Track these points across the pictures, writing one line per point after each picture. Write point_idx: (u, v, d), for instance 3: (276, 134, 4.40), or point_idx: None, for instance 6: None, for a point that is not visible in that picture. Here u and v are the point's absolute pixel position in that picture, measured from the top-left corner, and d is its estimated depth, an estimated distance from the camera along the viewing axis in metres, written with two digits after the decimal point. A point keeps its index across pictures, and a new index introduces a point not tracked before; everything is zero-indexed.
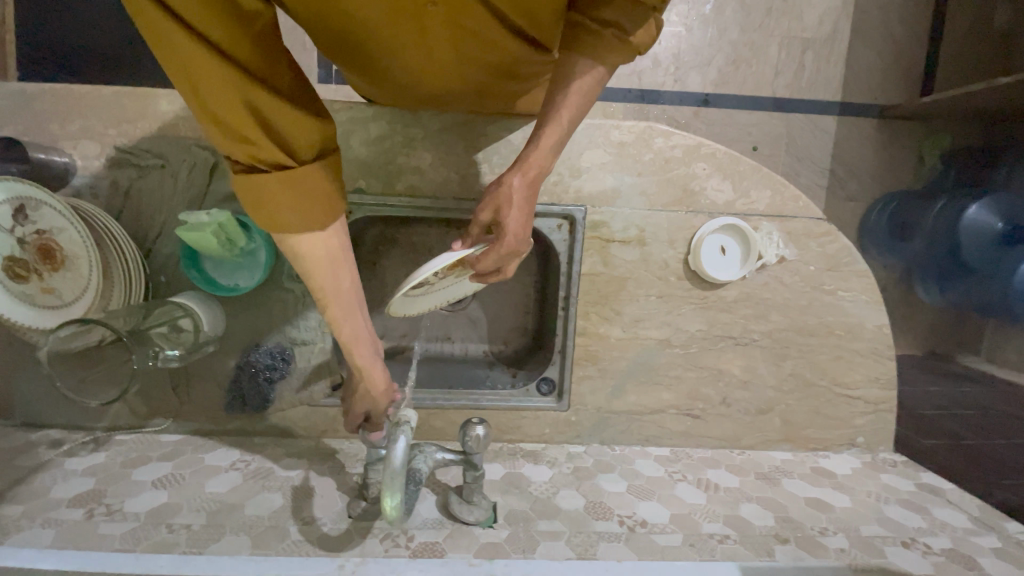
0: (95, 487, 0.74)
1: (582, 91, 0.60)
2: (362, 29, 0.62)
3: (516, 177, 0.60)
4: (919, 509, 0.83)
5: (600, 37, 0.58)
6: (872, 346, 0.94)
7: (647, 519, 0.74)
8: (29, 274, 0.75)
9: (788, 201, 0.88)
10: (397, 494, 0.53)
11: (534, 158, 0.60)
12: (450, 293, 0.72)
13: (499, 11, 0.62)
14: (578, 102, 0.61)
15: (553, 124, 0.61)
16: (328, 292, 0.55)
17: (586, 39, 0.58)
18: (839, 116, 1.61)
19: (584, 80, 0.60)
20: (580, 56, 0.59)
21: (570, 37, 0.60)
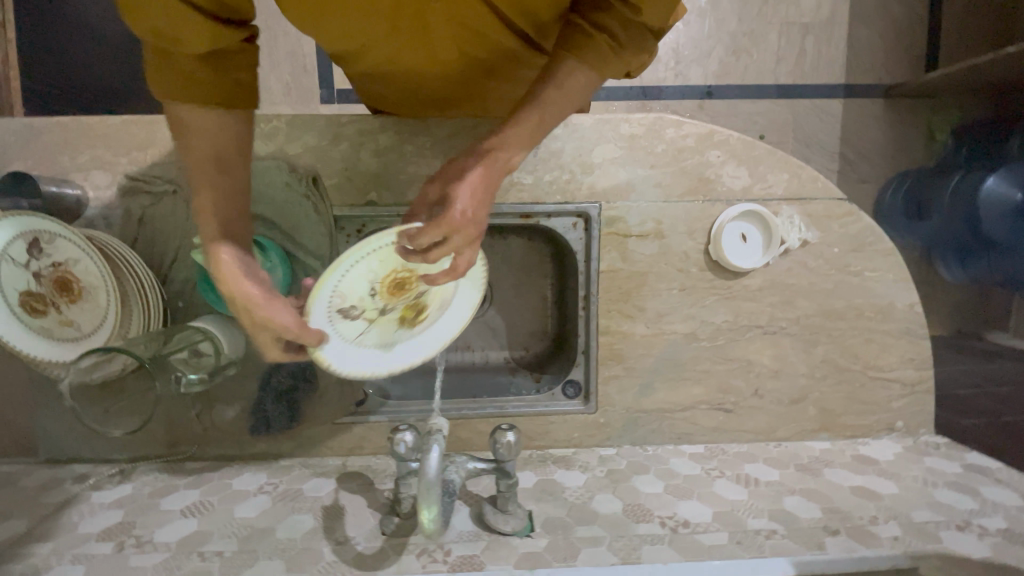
0: (123, 519, 0.73)
1: (570, 92, 0.54)
2: (365, 31, 0.62)
3: (473, 161, 0.51)
4: (969, 490, 0.80)
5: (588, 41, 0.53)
6: (905, 326, 0.91)
7: (689, 519, 0.72)
8: (47, 307, 0.74)
9: (806, 184, 0.86)
10: (434, 506, 0.51)
11: (505, 138, 0.52)
12: (382, 334, 0.65)
13: (503, 13, 0.62)
14: (560, 101, 0.54)
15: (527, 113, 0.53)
16: (203, 180, 0.59)
17: (580, 39, 0.53)
18: (844, 98, 1.59)
19: (572, 84, 0.54)
20: (570, 57, 0.53)
21: (564, 38, 0.54)
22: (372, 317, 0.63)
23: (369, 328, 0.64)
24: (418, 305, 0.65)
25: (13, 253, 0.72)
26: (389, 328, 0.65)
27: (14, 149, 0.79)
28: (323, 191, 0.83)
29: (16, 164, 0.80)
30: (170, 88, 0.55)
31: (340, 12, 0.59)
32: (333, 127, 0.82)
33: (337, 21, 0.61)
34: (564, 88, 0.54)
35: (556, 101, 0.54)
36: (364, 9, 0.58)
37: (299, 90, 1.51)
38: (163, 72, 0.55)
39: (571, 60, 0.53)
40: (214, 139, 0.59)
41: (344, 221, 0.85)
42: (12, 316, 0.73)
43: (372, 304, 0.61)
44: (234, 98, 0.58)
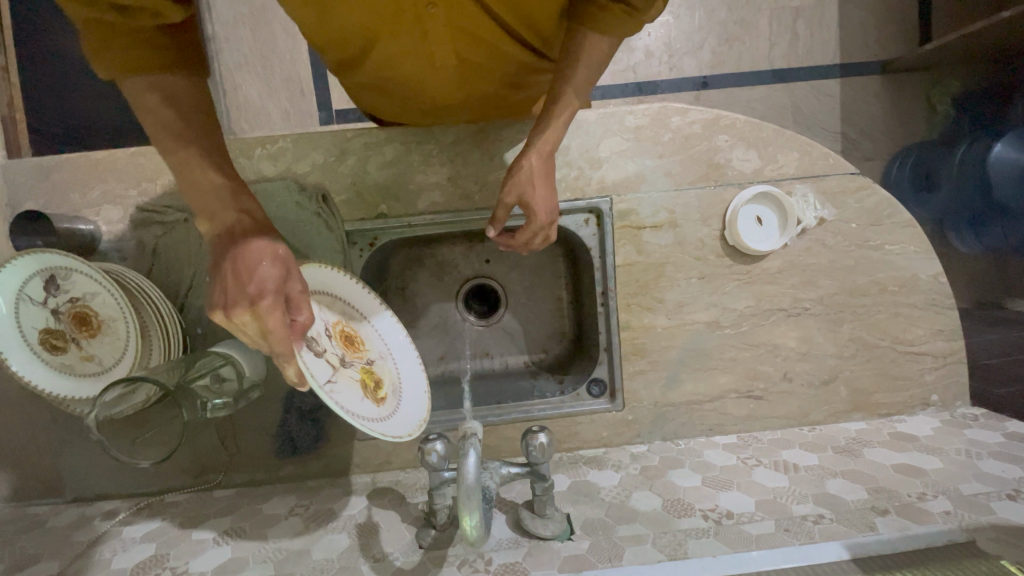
0: (156, 552, 0.72)
1: (592, 62, 0.63)
2: (367, 37, 0.63)
3: (534, 155, 0.65)
4: (1016, 459, 0.77)
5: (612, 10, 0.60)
6: (931, 298, 0.89)
7: (732, 510, 0.70)
8: (68, 343, 0.74)
9: (818, 161, 0.85)
10: (476, 512, 0.50)
11: (548, 135, 0.65)
12: (352, 390, 0.62)
13: (504, 18, 0.64)
14: (590, 71, 0.64)
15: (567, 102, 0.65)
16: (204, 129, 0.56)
17: (597, 13, 0.61)
18: (841, 77, 1.59)
19: (599, 50, 0.63)
20: (592, 30, 0.62)
21: (583, 11, 0.62)
22: (337, 365, 0.63)
23: (340, 377, 0.61)
24: (371, 373, 0.68)
25: (31, 291, 0.72)
26: (355, 389, 0.63)
27: (25, 190, 0.80)
28: (333, 208, 0.83)
29: (28, 205, 0.80)
30: (123, 58, 0.52)
31: (339, 16, 0.60)
32: (340, 143, 0.82)
33: (338, 26, 0.62)
34: (589, 63, 0.64)
35: (587, 68, 0.64)
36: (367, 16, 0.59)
37: (298, 114, 1.52)
38: (111, 40, 0.51)
39: (596, 31, 0.62)
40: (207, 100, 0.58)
41: (355, 235, 0.84)
42: (33, 355, 0.73)
43: (332, 350, 0.64)
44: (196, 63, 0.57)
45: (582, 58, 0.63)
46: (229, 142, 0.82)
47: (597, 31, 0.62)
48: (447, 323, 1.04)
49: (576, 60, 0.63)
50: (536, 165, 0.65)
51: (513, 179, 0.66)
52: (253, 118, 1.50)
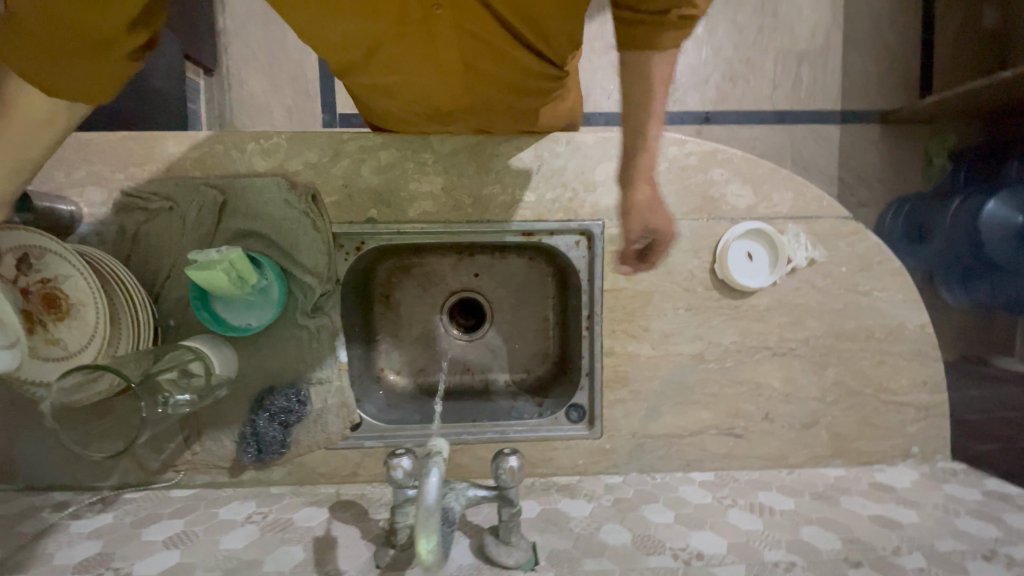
0: (103, 550, 0.69)
1: (665, 77, 0.64)
2: (373, 41, 0.63)
3: (644, 188, 0.69)
4: (994, 519, 0.76)
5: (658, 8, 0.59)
6: (917, 348, 0.89)
7: (702, 551, 0.68)
8: (35, 325, 0.71)
9: (812, 202, 0.85)
10: (433, 535, 0.47)
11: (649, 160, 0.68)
12: None
13: (515, 27, 0.63)
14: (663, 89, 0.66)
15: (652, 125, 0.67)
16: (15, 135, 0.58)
17: (652, 35, 0.61)
18: (840, 124, 1.61)
19: (664, 65, 0.64)
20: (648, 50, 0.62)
21: (630, 35, 0.62)
22: None
23: None
24: None
25: (3, 269, 0.70)
26: None
27: None
28: (322, 208, 0.81)
29: None
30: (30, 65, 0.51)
31: (343, 12, 0.58)
32: (335, 144, 0.81)
33: (343, 25, 0.60)
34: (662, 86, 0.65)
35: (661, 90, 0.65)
36: (372, 16, 0.58)
37: (301, 114, 1.52)
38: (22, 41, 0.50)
39: (648, 46, 0.62)
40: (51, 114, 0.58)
41: (342, 238, 0.83)
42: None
43: None
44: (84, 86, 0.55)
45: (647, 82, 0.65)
46: (222, 134, 0.81)
47: (650, 45, 0.62)
48: (429, 335, 1.03)
49: (646, 86, 0.65)
50: (649, 194, 0.70)
51: (632, 212, 0.70)
52: (256, 115, 1.49)
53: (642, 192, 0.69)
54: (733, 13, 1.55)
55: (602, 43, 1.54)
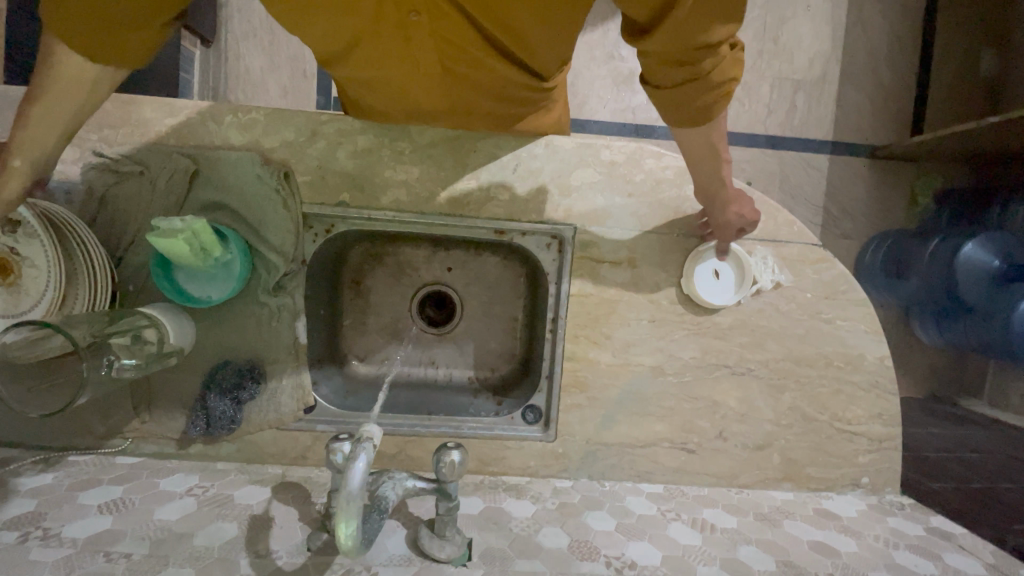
0: (36, 509, 0.68)
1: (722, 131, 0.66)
2: (350, 39, 0.62)
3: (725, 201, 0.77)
4: (930, 555, 0.76)
5: (701, 84, 0.56)
6: (874, 379, 0.89)
7: (636, 561, 0.68)
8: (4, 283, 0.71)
9: (782, 227, 0.86)
10: (352, 521, 0.47)
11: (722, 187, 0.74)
12: None
13: (493, 36, 0.62)
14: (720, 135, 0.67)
15: (726, 165, 0.72)
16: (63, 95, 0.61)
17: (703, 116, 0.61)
18: (831, 154, 1.62)
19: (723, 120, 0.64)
20: (701, 124, 0.63)
21: (681, 118, 0.62)
22: None
23: None
24: None
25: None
26: None
27: None
28: (294, 187, 0.81)
29: None
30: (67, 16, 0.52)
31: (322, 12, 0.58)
32: (313, 125, 0.81)
33: (321, 23, 0.60)
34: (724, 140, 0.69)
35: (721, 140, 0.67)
36: (348, 17, 0.58)
37: (295, 94, 1.52)
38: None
39: (705, 122, 0.62)
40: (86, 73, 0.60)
41: (312, 219, 0.84)
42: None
43: None
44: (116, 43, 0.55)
45: (709, 141, 0.66)
46: (203, 105, 0.80)
47: (706, 118, 0.62)
48: (397, 325, 1.03)
49: (712, 145, 0.67)
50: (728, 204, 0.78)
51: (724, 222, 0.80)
52: (251, 90, 1.49)
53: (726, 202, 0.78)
54: None
55: (602, 53, 1.55)
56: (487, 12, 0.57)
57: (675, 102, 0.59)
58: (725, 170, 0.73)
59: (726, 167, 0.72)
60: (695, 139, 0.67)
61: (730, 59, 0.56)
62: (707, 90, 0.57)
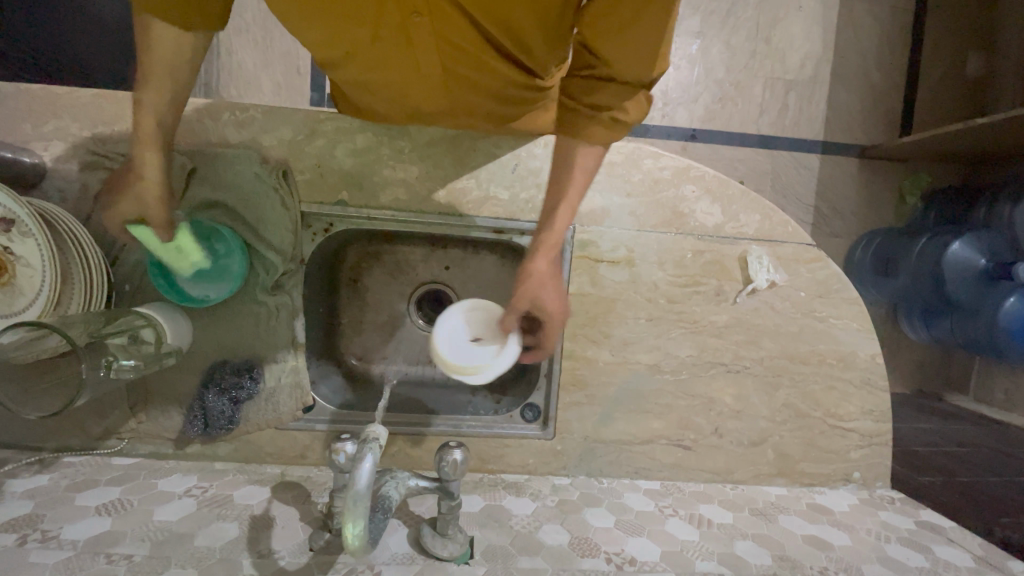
0: (33, 510, 0.67)
1: (585, 170, 0.66)
2: (352, 43, 0.63)
3: (542, 260, 0.65)
4: (921, 548, 0.78)
5: (603, 86, 0.62)
6: (866, 376, 0.91)
7: (636, 557, 0.70)
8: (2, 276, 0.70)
9: (777, 226, 0.87)
10: (359, 521, 0.47)
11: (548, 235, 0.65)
12: None
13: (495, 36, 0.63)
14: (583, 181, 0.66)
15: (536, 268, 0.66)
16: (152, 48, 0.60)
17: (582, 125, 0.64)
18: (822, 153, 1.64)
19: (588, 158, 0.66)
20: (580, 138, 0.65)
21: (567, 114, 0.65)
22: None
23: None
24: None
25: None
26: None
27: None
28: (292, 185, 0.81)
29: None
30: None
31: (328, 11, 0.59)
32: (311, 123, 0.81)
33: (324, 25, 0.61)
34: (561, 214, 0.65)
35: (569, 203, 0.66)
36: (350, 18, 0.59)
37: (288, 91, 1.50)
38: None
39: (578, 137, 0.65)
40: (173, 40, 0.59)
41: (311, 218, 0.83)
42: None
43: None
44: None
45: (568, 178, 0.66)
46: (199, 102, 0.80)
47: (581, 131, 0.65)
48: (394, 324, 1.03)
49: (562, 194, 0.66)
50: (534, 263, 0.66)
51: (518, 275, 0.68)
52: (242, 87, 1.47)
53: (539, 262, 0.65)
54: (728, 35, 1.57)
55: None
56: (489, 8, 0.59)
57: (573, 91, 0.64)
58: (535, 266, 0.65)
59: (540, 267, 0.66)
60: (559, 175, 0.67)
61: (638, 96, 0.63)
62: (604, 96, 0.63)
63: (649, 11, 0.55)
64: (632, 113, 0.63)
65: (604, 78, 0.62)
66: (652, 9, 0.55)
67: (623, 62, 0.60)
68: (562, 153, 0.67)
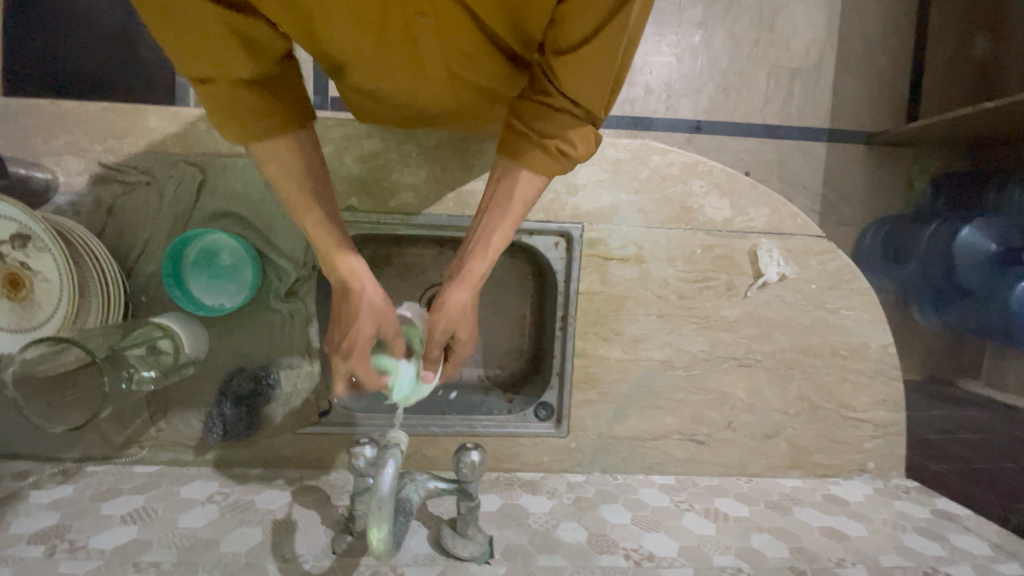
0: (60, 521, 0.69)
1: (525, 200, 0.58)
2: (355, 51, 0.60)
3: (462, 293, 0.58)
4: (938, 537, 0.78)
5: (555, 113, 0.54)
6: (878, 367, 0.91)
7: (654, 553, 0.70)
8: (23, 290, 0.72)
9: (786, 219, 0.87)
10: (384, 525, 0.49)
11: (475, 267, 0.58)
12: None
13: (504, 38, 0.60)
14: (522, 209, 0.58)
15: (454, 301, 0.58)
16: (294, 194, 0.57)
17: (524, 150, 0.56)
18: (829, 141, 1.62)
19: (531, 186, 0.58)
20: (521, 165, 0.57)
21: (512, 141, 0.57)
22: None
23: None
24: None
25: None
26: None
27: None
28: None
29: None
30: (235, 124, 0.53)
31: (331, 23, 0.55)
32: (319, 130, 0.81)
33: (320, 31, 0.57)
34: (492, 247, 0.58)
35: (502, 232, 0.58)
36: (351, 28, 0.56)
37: None
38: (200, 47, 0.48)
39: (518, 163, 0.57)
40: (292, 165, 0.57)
41: None
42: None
43: None
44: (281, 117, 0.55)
45: (502, 207, 0.58)
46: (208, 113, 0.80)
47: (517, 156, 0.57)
48: None
49: (497, 220, 0.58)
50: (450, 298, 0.58)
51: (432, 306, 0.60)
52: None
53: (459, 298, 0.58)
54: (730, 24, 1.56)
55: None
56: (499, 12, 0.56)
57: (523, 114, 0.56)
58: (452, 298, 0.58)
59: (457, 298, 0.58)
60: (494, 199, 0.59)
61: (583, 130, 0.55)
62: (556, 123, 0.55)
63: (611, 27, 0.48)
64: (581, 148, 0.56)
65: (559, 107, 0.55)
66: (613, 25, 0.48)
67: (583, 87, 0.52)
68: (501, 176, 0.58)
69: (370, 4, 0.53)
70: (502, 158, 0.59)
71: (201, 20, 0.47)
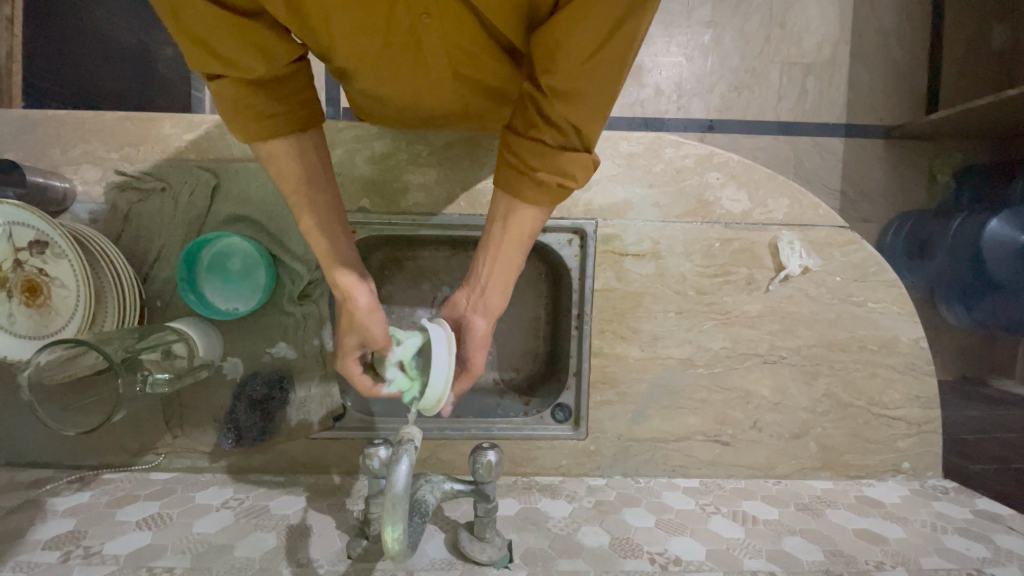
0: (75, 528, 0.68)
1: (527, 236, 0.57)
2: (360, 53, 0.59)
3: (484, 320, 0.61)
4: (981, 538, 0.74)
5: (548, 145, 0.51)
6: (910, 362, 0.87)
7: (680, 557, 0.68)
8: (39, 295, 0.73)
9: (808, 210, 0.85)
10: (399, 524, 0.47)
11: (491, 303, 0.60)
12: None
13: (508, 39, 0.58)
14: (523, 245, 0.58)
15: (478, 325, 0.61)
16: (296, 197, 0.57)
17: (523, 187, 0.53)
18: (845, 136, 1.59)
19: (531, 223, 0.56)
20: (523, 203, 0.54)
21: (506, 172, 0.55)
22: None
23: None
24: None
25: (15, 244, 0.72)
26: None
27: (7, 140, 0.79)
28: None
29: (7, 155, 0.79)
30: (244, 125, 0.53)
31: (329, 27, 0.54)
32: (330, 133, 0.82)
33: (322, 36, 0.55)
34: (498, 282, 0.59)
35: (506, 269, 0.58)
36: (354, 34, 0.55)
37: None
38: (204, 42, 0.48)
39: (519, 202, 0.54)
40: (294, 158, 0.56)
41: None
42: (16, 304, 0.73)
43: None
44: (291, 117, 0.55)
45: (509, 246, 0.57)
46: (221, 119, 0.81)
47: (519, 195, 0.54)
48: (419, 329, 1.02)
49: (501, 261, 0.58)
50: (473, 329, 0.60)
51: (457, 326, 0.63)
52: None
53: (480, 325, 0.61)
54: (741, 23, 1.54)
55: None
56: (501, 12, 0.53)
57: (516, 150, 0.53)
58: (473, 327, 0.61)
59: (479, 328, 0.60)
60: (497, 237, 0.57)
61: (578, 157, 0.52)
62: (551, 160, 0.51)
63: (615, 39, 0.44)
64: (580, 177, 0.52)
65: (552, 141, 0.51)
66: (617, 38, 0.44)
67: (578, 107, 0.49)
68: (506, 214, 0.56)
69: (366, 8, 0.51)
70: (501, 193, 0.56)
71: (209, 25, 0.46)
